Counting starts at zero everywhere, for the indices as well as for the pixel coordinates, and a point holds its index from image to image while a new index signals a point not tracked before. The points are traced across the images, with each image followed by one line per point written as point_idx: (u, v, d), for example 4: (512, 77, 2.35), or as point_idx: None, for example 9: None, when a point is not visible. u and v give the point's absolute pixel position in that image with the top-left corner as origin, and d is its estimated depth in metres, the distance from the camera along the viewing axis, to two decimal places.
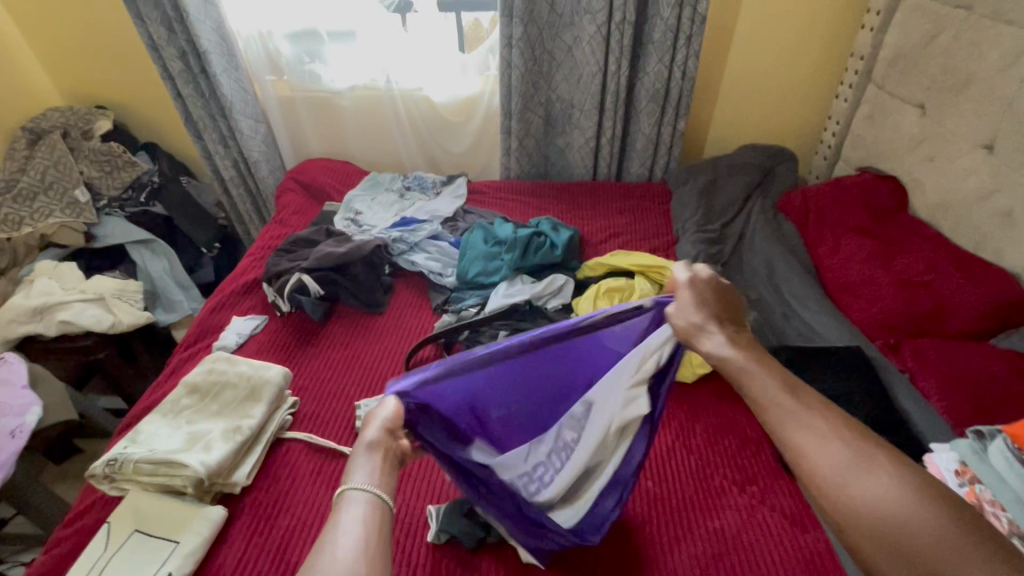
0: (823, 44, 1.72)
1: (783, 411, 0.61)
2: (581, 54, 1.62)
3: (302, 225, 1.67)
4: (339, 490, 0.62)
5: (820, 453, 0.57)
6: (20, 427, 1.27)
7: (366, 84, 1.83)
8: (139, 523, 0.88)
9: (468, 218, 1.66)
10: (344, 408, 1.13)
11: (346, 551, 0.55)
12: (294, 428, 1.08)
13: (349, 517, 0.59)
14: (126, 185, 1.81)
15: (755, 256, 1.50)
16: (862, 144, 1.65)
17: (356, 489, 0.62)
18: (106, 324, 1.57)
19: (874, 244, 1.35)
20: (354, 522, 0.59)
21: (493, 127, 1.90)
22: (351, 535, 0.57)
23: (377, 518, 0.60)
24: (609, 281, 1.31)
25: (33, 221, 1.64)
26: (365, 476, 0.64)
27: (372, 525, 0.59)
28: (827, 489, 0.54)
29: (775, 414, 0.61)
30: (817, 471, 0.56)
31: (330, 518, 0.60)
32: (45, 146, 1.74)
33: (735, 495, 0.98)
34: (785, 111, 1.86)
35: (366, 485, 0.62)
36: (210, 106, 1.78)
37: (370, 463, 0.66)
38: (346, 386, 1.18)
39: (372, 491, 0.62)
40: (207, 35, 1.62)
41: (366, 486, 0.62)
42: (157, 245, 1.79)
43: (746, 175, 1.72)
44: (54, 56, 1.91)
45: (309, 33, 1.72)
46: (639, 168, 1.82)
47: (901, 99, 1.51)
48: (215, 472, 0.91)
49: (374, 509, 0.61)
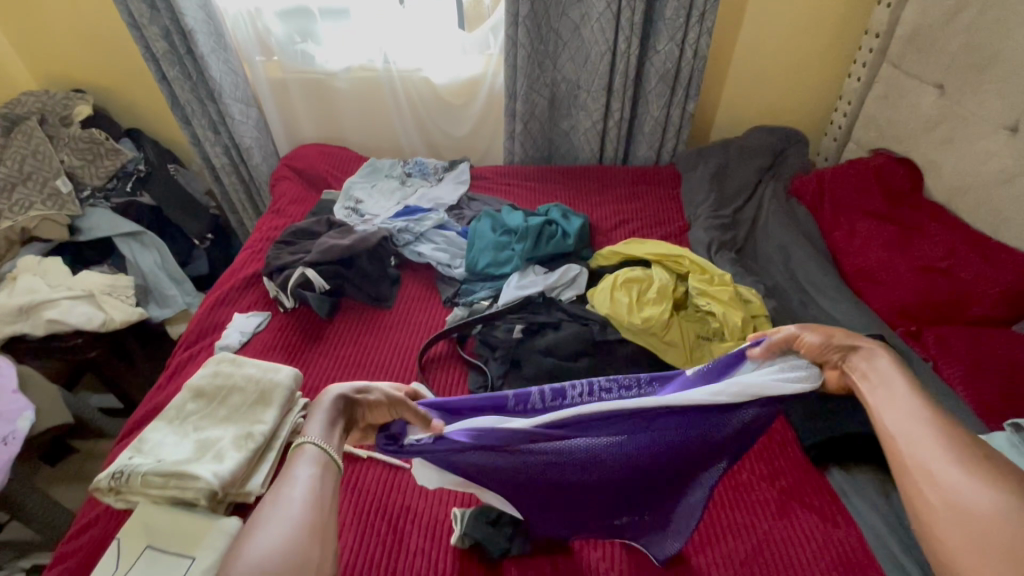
0: (837, 21, 1.66)
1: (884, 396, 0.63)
2: (588, 33, 1.54)
3: (300, 214, 1.60)
4: (295, 443, 0.65)
5: (919, 435, 0.58)
6: (13, 434, 1.22)
7: (363, 65, 1.74)
8: (151, 539, 0.84)
9: (474, 205, 1.61)
10: None
11: (299, 510, 0.58)
12: None
13: (303, 477, 0.62)
14: (110, 173, 1.72)
15: (770, 242, 1.46)
16: (876, 125, 1.61)
17: (309, 446, 0.65)
18: (97, 322, 1.50)
19: (892, 229, 1.32)
20: (306, 483, 0.62)
21: (496, 109, 1.83)
22: (305, 493, 0.60)
23: (324, 475, 0.64)
24: (627, 272, 1.27)
25: (13, 214, 1.55)
26: (320, 436, 0.66)
27: (322, 486, 0.63)
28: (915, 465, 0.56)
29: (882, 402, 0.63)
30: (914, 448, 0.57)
31: (285, 471, 0.62)
32: (21, 133, 1.63)
33: (765, 490, 0.97)
34: (795, 90, 1.81)
35: (321, 445, 0.65)
36: (197, 89, 1.69)
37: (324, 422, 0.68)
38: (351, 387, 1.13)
39: (326, 452, 0.65)
40: (193, 12, 1.52)
41: (318, 445, 0.65)
42: (146, 238, 1.70)
43: (758, 158, 1.68)
44: (25, 36, 1.79)
45: (299, 10, 1.62)
46: (647, 151, 1.77)
47: (918, 78, 1.47)
48: (228, 483, 0.87)
49: (324, 469, 0.64)
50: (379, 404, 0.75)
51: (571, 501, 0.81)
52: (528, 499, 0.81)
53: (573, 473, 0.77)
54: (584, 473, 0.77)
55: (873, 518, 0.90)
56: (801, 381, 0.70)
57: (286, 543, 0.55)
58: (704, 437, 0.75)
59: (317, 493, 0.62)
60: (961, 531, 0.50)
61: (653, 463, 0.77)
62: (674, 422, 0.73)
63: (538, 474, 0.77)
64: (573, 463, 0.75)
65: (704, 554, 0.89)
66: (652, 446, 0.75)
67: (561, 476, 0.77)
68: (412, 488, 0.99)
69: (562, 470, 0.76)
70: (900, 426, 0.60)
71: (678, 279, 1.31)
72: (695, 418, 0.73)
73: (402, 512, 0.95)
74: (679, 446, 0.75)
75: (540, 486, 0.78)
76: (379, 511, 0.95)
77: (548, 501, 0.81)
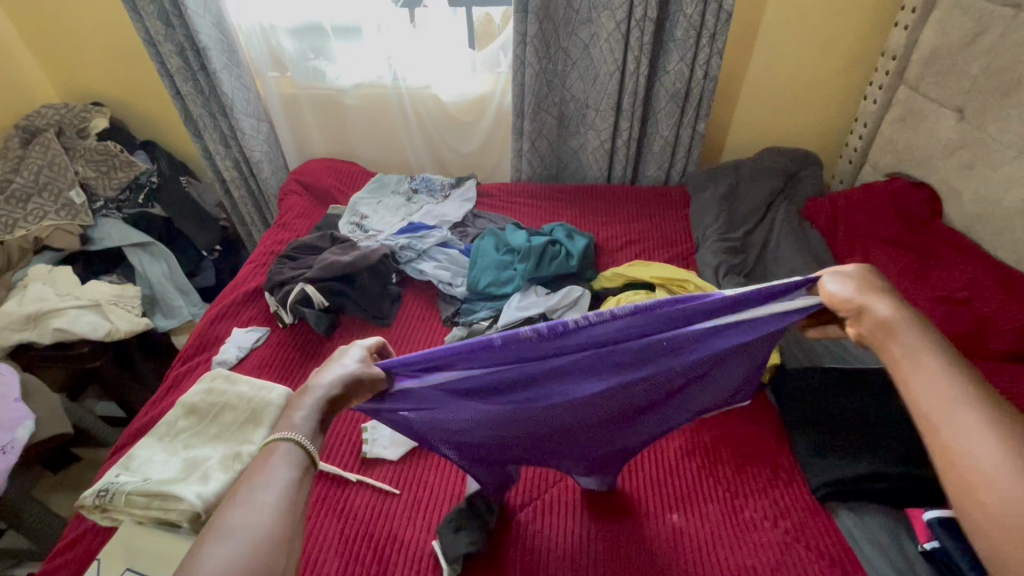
0: (852, 43, 1.63)
1: (929, 369, 0.60)
2: (597, 52, 1.53)
3: (305, 229, 1.61)
4: (275, 437, 0.64)
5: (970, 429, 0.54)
6: (12, 442, 1.24)
7: (372, 82, 1.75)
8: (131, 560, 0.84)
9: (478, 222, 1.60)
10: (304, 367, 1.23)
11: (268, 516, 0.56)
12: (326, 462, 1.05)
13: (274, 476, 0.60)
14: (123, 185, 1.75)
15: (781, 266, 1.40)
16: (892, 148, 1.57)
17: (284, 441, 0.63)
18: (102, 331, 1.52)
19: (908, 258, 1.27)
20: (280, 486, 0.60)
21: (504, 128, 1.82)
22: (275, 494, 0.59)
23: (302, 479, 0.62)
24: (630, 295, 1.25)
25: (27, 223, 1.58)
26: (303, 430, 0.65)
27: (294, 487, 0.61)
28: (959, 455, 0.53)
29: (931, 387, 0.59)
30: (966, 446, 0.53)
31: (263, 463, 0.62)
32: (38, 145, 1.67)
33: (768, 530, 0.93)
34: (810, 113, 1.77)
35: (301, 439, 0.64)
36: (209, 104, 1.72)
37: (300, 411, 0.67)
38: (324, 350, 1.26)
39: (305, 446, 0.64)
40: (207, 30, 1.55)
41: (295, 439, 0.63)
42: (156, 248, 1.73)
43: (770, 179, 1.63)
44: (50, 52, 1.84)
45: (312, 28, 1.64)
46: (656, 171, 1.74)
47: (937, 102, 1.42)
48: (212, 505, 0.85)
49: (300, 467, 0.62)
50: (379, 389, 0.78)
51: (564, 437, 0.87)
52: (518, 443, 0.87)
53: (568, 421, 0.84)
54: (576, 417, 0.83)
55: (881, 564, 0.85)
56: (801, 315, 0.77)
57: (248, 551, 0.53)
58: (689, 381, 0.84)
59: (291, 493, 0.60)
60: (1002, 520, 0.48)
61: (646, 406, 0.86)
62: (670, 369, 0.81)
63: (537, 424, 0.84)
64: (576, 410, 0.82)
65: (665, 552, 0.91)
66: (649, 392, 0.83)
67: (555, 418, 0.83)
68: (404, 515, 0.97)
69: (564, 416, 0.83)
70: (945, 412, 0.56)
71: None
72: (689, 363, 0.81)
73: (389, 541, 0.93)
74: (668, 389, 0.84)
75: (528, 435, 0.85)
76: (363, 536, 0.93)
77: (542, 447, 0.89)
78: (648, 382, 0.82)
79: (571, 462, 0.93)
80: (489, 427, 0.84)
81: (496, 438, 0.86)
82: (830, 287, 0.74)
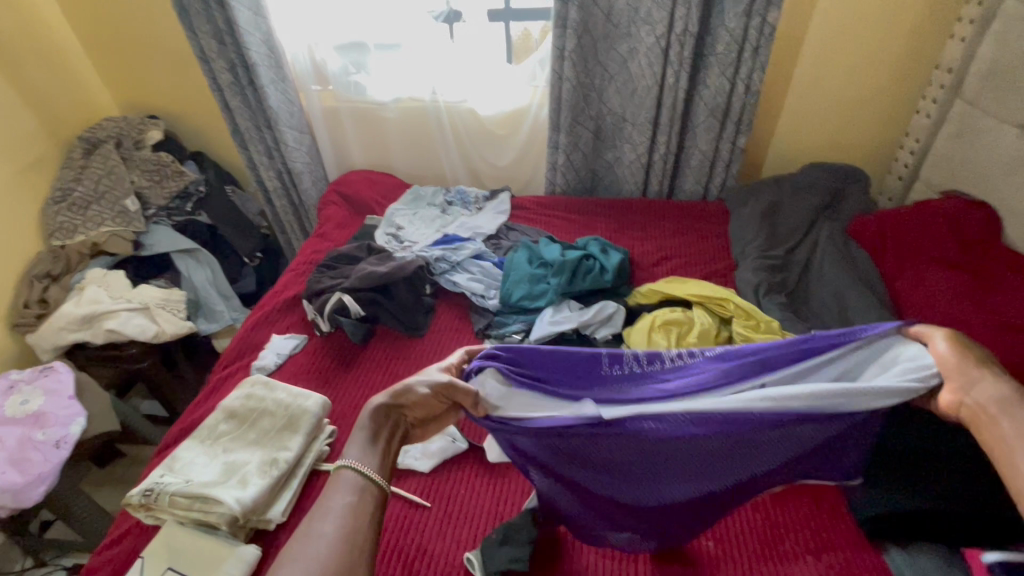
0: (903, 56, 1.57)
1: None
2: (636, 67, 1.53)
3: (343, 239, 1.65)
4: (337, 466, 0.71)
5: None
6: (65, 438, 1.33)
7: (411, 96, 1.78)
8: (173, 560, 0.86)
9: (512, 235, 1.60)
10: (341, 373, 1.26)
11: (328, 545, 0.63)
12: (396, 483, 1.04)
13: (340, 502, 0.68)
14: (173, 194, 1.83)
15: (824, 286, 1.35)
16: (946, 165, 1.50)
17: (349, 468, 0.71)
18: (149, 333, 1.60)
19: (965, 281, 1.19)
20: (337, 515, 0.66)
21: (540, 141, 1.82)
22: (335, 521, 0.66)
23: (360, 504, 0.69)
24: (666, 313, 1.24)
25: (87, 229, 1.70)
26: (359, 458, 0.72)
27: (360, 513, 0.68)
28: None
29: None
30: None
31: (327, 492, 0.69)
32: (99, 156, 1.79)
33: (810, 564, 0.89)
34: (857, 128, 1.71)
35: (358, 468, 0.70)
36: (256, 118, 1.79)
37: (368, 443, 0.74)
38: (369, 356, 1.30)
39: (363, 475, 0.70)
40: (257, 48, 1.63)
41: (358, 467, 0.70)
42: (201, 254, 1.81)
43: (814, 195, 1.57)
44: (114, 68, 1.95)
45: (356, 44, 1.69)
46: (693, 186, 1.71)
47: (996, 117, 1.35)
48: (250, 509, 0.88)
49: (363, 492, 0.69)
50: (422, 401, 0.79)
51: (640, 472, 0.81)
52: (587, 474, 0.83)
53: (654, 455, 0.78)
54: (661, 451, 0.78)
55: None
56: (927, 384, 0.74)
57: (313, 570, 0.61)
58: (789, 435, 0.76)
59: (349, 521, 0.66)
60: None
61: (742, 464, 0.79)
62: (792, 425, 0.75)
63: (618, 453, 0.80)
64: (683, 449, 0.77)
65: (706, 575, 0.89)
66: (760, 450, 0.77)
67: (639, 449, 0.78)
68: (435, 527, 0.97)
69: (660, 455, 0.79)
70: None
71: (721, 323, 1.26)
72: (806, 420, 0.75)
73: (418, 553, 0.93)
74: (767, 440, 0.76)
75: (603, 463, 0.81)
76: (394, 549, 0.93)
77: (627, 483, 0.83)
78: (760, 435, 0.76)
79: (644, 519, 0.86)
80: (580, 455, 0.81)
81: (574, 464, 0.82)
82: (938, 347, 0.76)
